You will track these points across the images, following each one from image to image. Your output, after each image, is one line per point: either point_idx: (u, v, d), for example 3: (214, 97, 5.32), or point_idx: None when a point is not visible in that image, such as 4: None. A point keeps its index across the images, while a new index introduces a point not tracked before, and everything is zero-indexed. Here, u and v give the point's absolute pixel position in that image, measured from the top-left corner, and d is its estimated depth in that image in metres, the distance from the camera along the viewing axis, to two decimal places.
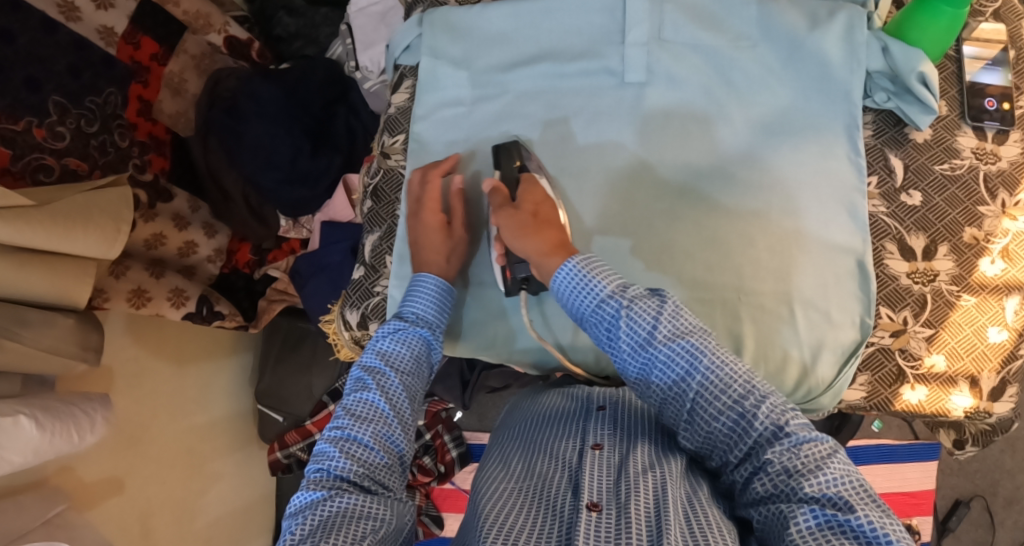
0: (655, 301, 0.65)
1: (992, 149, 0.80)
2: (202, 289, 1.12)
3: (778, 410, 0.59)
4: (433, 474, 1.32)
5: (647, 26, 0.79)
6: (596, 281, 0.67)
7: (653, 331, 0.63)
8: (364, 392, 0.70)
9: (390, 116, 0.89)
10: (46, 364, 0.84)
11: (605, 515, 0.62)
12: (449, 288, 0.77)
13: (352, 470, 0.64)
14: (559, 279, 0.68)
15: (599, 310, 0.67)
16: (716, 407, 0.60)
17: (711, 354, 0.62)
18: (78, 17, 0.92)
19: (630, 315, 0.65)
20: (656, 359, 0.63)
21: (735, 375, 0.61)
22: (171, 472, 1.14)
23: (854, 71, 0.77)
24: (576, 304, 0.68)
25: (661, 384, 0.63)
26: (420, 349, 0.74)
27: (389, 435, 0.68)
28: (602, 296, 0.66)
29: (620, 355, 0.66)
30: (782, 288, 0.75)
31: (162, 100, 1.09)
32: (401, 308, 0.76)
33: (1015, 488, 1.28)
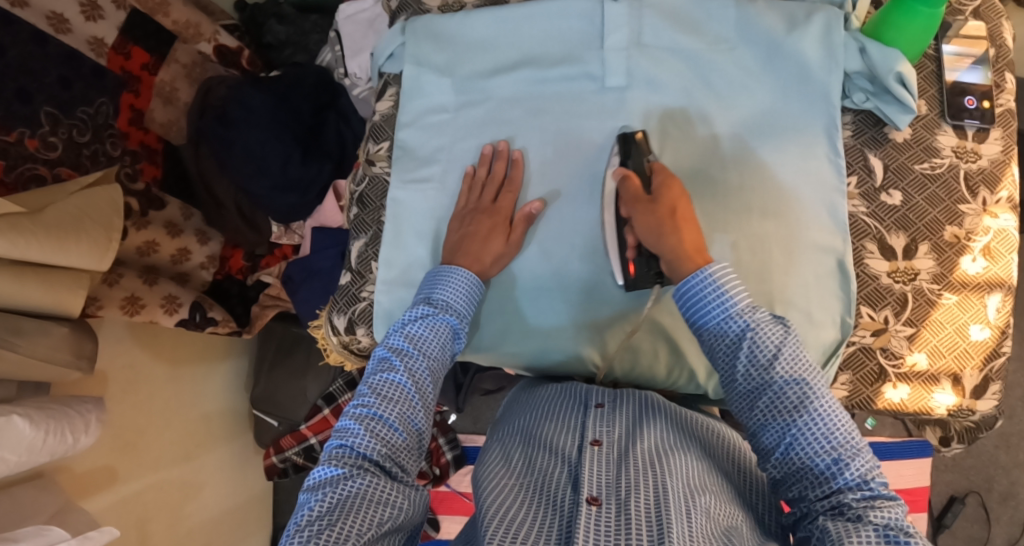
0: (781, 330, 0.61)
1: (973, 147, 0.80)
2: (195, 296, 1.13)
3: (869, 466, 0.57)
4: (428, 478, 1.30)
5: (627, 31, 0.80)
6: (730, 294, 0.63)
7: (773, 356, 0.60)
8: (390, 373, 0.68)
9: (374, 123, 0.90)
10: (40, 371, 0.85)
11: (605, 510, 0.64)
12: (475, 279, 0.74)
13: (376, 452, 0.64)
14: (689, 285, 0.64)
15: (723, 323, 0.63)
16: (816, 447, 0.57)
17: (824, 398, 0.59)
18: (68, 29, 0.94)
19: (754, 336, 0.61)
20: (770, 384, 0.60)
21: (842, 424, 0.58)
22: (167, 477, 1.15)
23: (832, 71, 0.77)
24: (701, 312, 0.64)
25: (767, 408, 0.60)
26: (446, 336, 0.72)
27: (412, 417, 0.68)
28: (730, 311, 0.63)
29: (730, 371, 0.62)
30: (764, 289, 0.75)
31: (154, 109, 1.10)
32: (428, 294, 0.74)
33: (1011, 484, 1.28)
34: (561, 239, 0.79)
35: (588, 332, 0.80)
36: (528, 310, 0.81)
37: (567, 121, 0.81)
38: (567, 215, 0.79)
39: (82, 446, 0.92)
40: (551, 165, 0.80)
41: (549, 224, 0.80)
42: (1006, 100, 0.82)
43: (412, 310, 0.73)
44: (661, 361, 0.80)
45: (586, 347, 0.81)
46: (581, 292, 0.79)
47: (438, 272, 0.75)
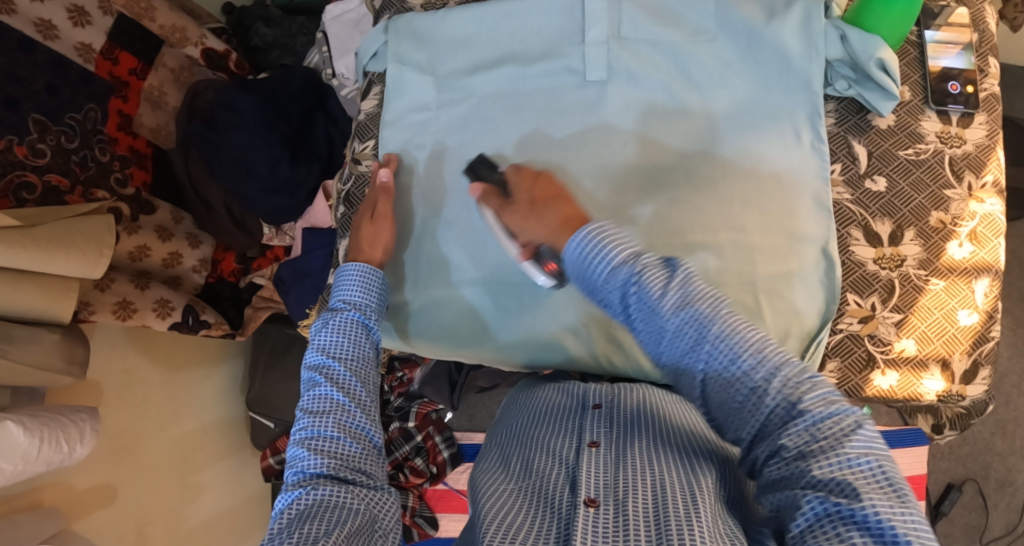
0: (666, 271, 0.60)
1: (957, 132, 0.80)
2: (188, 299, 1.14)
3: (791, 387, 0.54)
4: (425, 476, 1.31)
5: (606, 25, 0.80)
6: (604, 249, 0.61)
7: (660, 301, 0.59)
8: (318, 389, 0.72)
9: (360, 122, 0.91)
10: (31, 378, 0.86)
11: (602, 511, 0.64)
12: (369, 268, 0.77)
13: (326, 464, 0.67)
14: (569, 252, 0.63)
15: (607, 281, 0.62)
16: (728, 386, 0.57)
17: (722, 325, 0.57)
18: (56, 35, 0.94)
19: (639, 286, 0.60)
20: (665, 332, 0.59)
21: (745, 345, 0.56)
22: (165, 481, 1.16)
23: (813, 60, 0.77)
24: (585, 274, 0.63)
25: (674, 355, 0.59)
26: (357, 333, 0.75)
27: (353, 421, 0.70)
28: (612, 266, 0.61)
29: (630, 325, 0.62)
30: (747, 277, 0.75)
31: (142, 114, 1.11)
32: (332, 299, 0.77)
33: (1007, 471, 1.28)
34: None
35: (574, 329, 0.80)
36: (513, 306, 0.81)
37: (548, 117, 0.81)
38: None
39: (78, 456, 0.93)
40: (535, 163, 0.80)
41: None
42: (990, 85, 0.82)
43: (326, 318, 0.77)
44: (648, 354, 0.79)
45: (575, 345, 0.80)
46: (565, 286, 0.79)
47: (335, 279, 0.78)
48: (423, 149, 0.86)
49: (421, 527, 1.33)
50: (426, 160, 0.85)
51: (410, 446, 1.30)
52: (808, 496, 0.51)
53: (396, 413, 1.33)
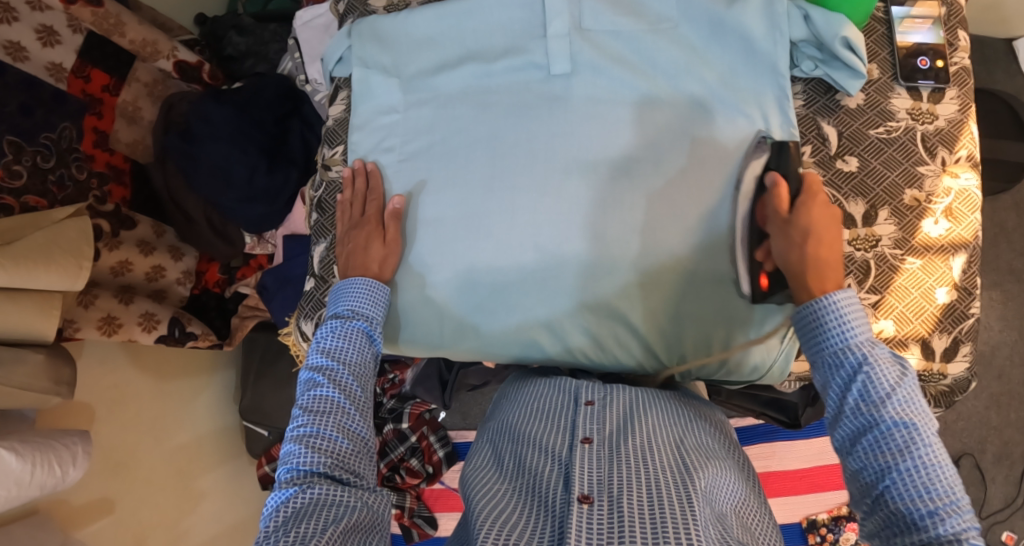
0: (897, 372, 0.62)
1: (928, 108, 0.79)
2: (173, 312, 1.15)
3: (964, 526, 0.56)
4: (421, 476, 1.33)
5: (568, 18, 0.80)
6: (851, 325, 0.63)
7: (885, 399, 0.60)
8: (318, 389, 0.72)
9: (328, 128, 0.93)
10: (20, 399, 0.87)
11: (596, 507, 0.63)
12: (377, 284, 0.78)
13: (323, 463, 0.68)
14: (804, 315, 0.65)
15: (839, 354, 0.64)
16: (913, 494, 0.58)
17: (932, 448, 0.59)
18: (26, 57, 0.94)
19: (868, 374, 0.62)
20: (877, 425, 0.60)
21: (946, 478, 0.58)
22: (162, 495, 1.17)
23: (777, 42, 0.77)
24: (817, 340, 0.65)
25: (871, 448, 0.61)
26: (363, 341, 0.76)
27: (351, 424, 0.72)
28: (850, 344, 0.63)
29: (839, 403, 0.63)
30: (718, 268, 0.75)
31: (118, 130, 1.11)
32: (339, 305, 0.77)
33: (1004, 444, 1.28)
34: (516, 232, 0.78)
35: (551, 326, 0.79)
36: (488, 306, 0.80)
37: (516, 113, 0.81)
38: (518, 209, 0.78)
39: (72, 480, 0.94)
40: (507, 160, 0.80)
41: (502, 216, 0.79)
42: (960, 58, 0.81)
43: (331, 323, 0.77)
44: (624, 347, 0.79)
45: (550, 341, 0.80)
46: (541, 283, 0.78)
47: (342, 286, 0.78)
48: (391, 151, 0.86)
49: (420, 528, 1.33)
50: (397, 160, 0.85)
51: (406, 447, 1.32)
52: None
53: (389, 415, 1.32)
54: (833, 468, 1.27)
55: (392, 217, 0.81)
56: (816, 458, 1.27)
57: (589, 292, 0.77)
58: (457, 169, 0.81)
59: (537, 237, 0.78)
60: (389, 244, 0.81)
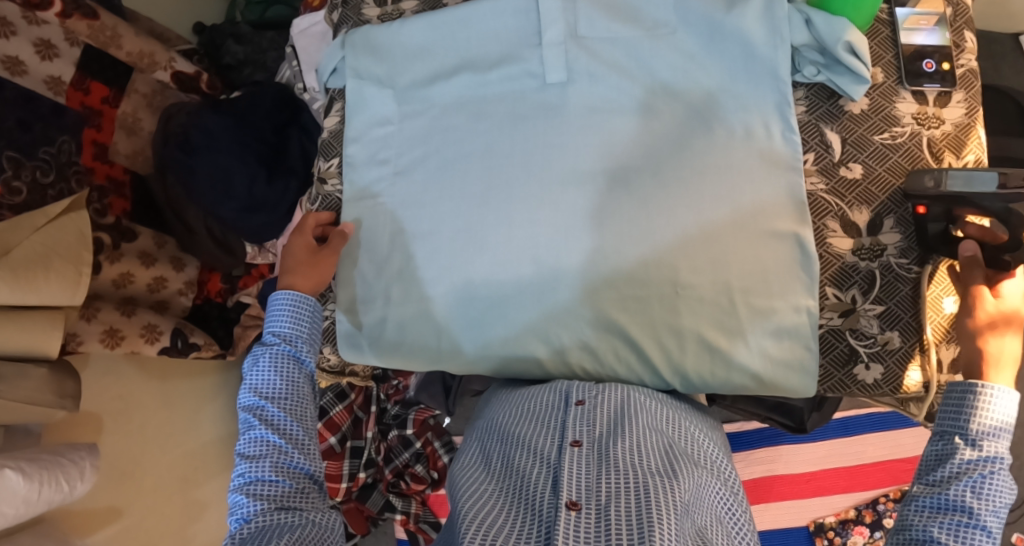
0: (1001, 490, 0.64)
1: (935, 112, 0.77)
2: (176, 323, 1.16)
3: None
4: (426, 482, 1.32)
5: (562, 26, 0.79)
6: (994, 428, 0.66)
7: (989, 507, 0.63)
8: (253, 432, 0.74)
9: (324, 140, 0.92)
10: (24, 413, 0.88)
11: (584, 514, 0.62)
12: (299, 296, 0.80)
13: (266, 506, 0.69)
14: (958, 389, 0.68)
15: (966, 440, 0.66)
16: None
17: None
18: (24, 71, 0.94)
19: (988, 477, 0.64)
20: (969, 517, 0.63)
21: None
22: (168, 503, 1.17)
23: (778, 47, 0.75)
24: (956, 418, 0.68)
25: (942, 527, 0.63)
26: (290, 367, 0.78)
27: (289, 460, 0.73)
28: (981, 438, 0.66)
29: (939, 477, 0.66)
30: (719, 278, 0.73)
31: (117, 142, 1.12)
32: (264, 332, 0.80)
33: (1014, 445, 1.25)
34: (514, 243, 0.77)
35: (550, 339, 0.78)
36: (484, 320, 0.79)
37: (512, 123, 0.79)
38: (515, 220, 0.77)
39: (80, 493, 0.96)
40: (503, 171, 0.79)
41: (499, 227, 0.78)
42: (968, 60, 0.78)
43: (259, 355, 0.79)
44: (623, 361, 0.77)
45: (546, 352, 0.79)
46: (538, 297, 0.77)
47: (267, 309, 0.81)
48: (388, 162, 0.85)
49: (425, 534, 1.32)
50: (392, 172, 0.85)
51: (410, 453, 1.32)
52: None
53: (394, 421, 1.34)
54: (839, 470, 1.25)
55: (336, 237, 0.84)
56: (823, 461, 1.26)
57: (588, 305, 0.76)
58: (452, 181, 0.81)
59: (533, 250, 0.77)
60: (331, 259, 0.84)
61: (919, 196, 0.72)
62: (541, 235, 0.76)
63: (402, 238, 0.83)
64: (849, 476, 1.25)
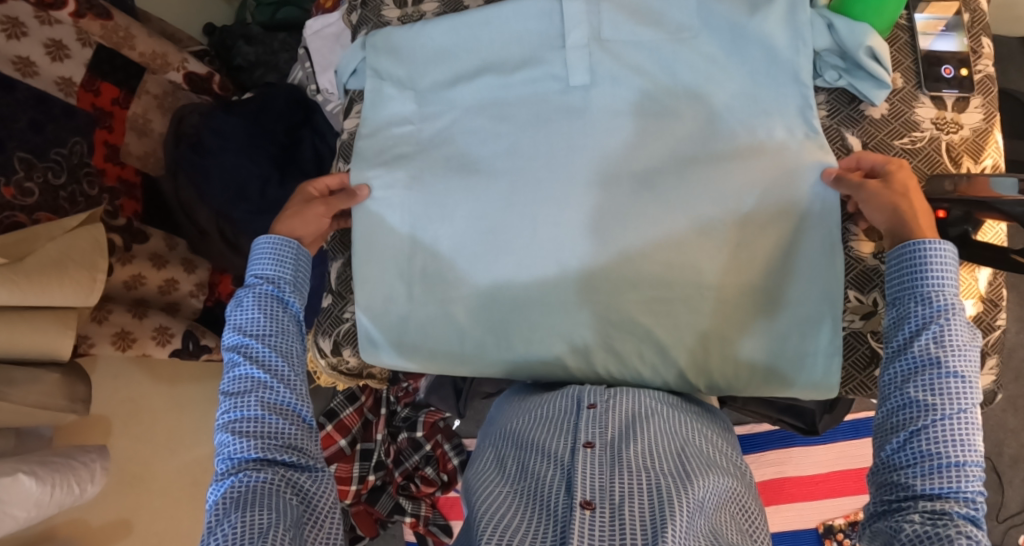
0: (966, 333, 0.63)
1: (953, 117, 0.78)
2: (187, 325, 1.15)
3: (976, 487, 0.59)
4: (436, 484, 1.31)
5: (586, 29, 0.79)
6: (948, 273, 0.63)
7: (957, 350, 0.61)
8: (238, 369, 0.72)
9: (343, 142, 0.92)
10: (35, 418, 0.87)
11: (598, 513, 0.63)
12: (280, 239, 0.76)
13: (253, 447, 0.68)
14: (909, 248, 0.64)
15: (926, 299, 0.63)
16: (946, 447, 0.59)
17: (970, 412, 0.61)
18: (35, 72, 0.93)
19: (949, 326, 0.62)
20: (938, 370, 0.61)
21: (971, 438, 0.60)
22: (177, 506, 1.17)
23: (799, 51, 0.75)
24: (911, 278, 0.64)
25: (920, 392, 0.61)
26: (274, 307, 0.75)
27: (276, 398, 0.71)
28: (941, 291, 0.63)
29: (906, 343, 0.63)
30: (742, 279, 0.74)
31: (129, 143, 1.10)
32: (246, 274, 0.77)
33: (1022, 447, 1.26)
34: (536, 245, 0.78)
35: (572, 341, 0.78)
36: (507, 322, 0.79)
37: (528, 127, 0.80)
38: (537, 221, 0.78)
39: (90, 496, 0.95)
40: (525, 175, 0.79)
41: (522, 230, 0.78)
42: (984, 66, 0.80)
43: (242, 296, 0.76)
44: (647, 363, 0.77)
45: (571, 356, 0.78)
46: (560, 299, 0.77)
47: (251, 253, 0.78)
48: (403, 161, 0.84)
49: (435, 536, 1.31)
50: (405, 176, 0.84)
51: (420, 456, 1.31)
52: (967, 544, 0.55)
53: (404, 423, 1.34)
54: (849, 472, 1.26)
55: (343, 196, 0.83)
56: (833, 464, 1.27)
57: (612, 310, 0.76)
58: (473, 183, 0.81)
59: (556, 253, 0.77)
60: (328, 215, 0.83)
61: (939, 200, 0.72)
62: (564, 238, 0.77)
63: (421, 240, 0.83)
64: (860, 479, 1.25)
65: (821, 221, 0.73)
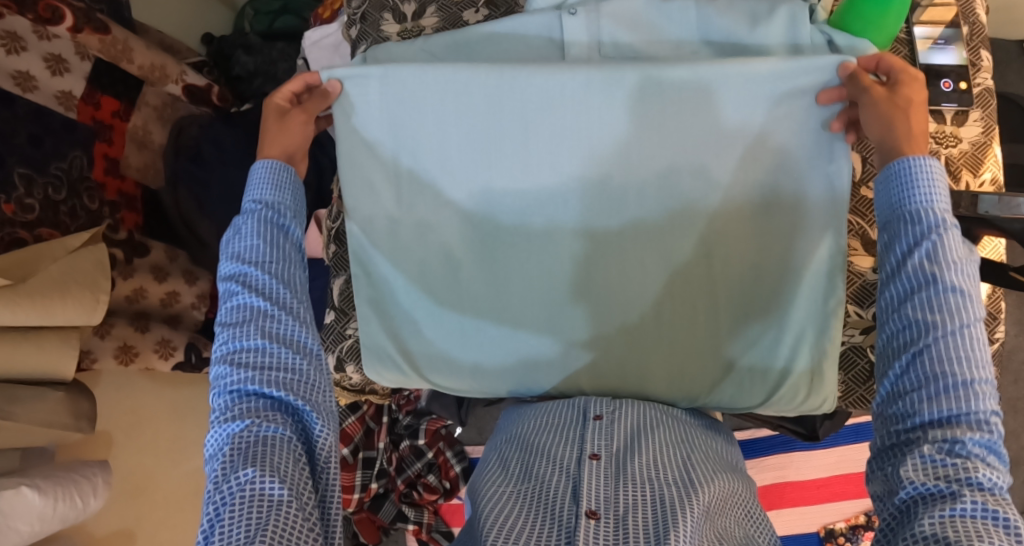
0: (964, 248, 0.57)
1: (952, 131, 0.79)
2: (189, 337, 1.15)
3: (987, 415, 0.52)
4: (438, 491, 1.31)
5: (587, 45, 0.79)
6: (933, 190, 0.58)
7: (953, 263, 0.55)
8: (236, 299, 0.63)
9: None
10: (40, 437, 0.87)
11: (603, 523, 0.62)
12: (277, 164, 0.69)
13: (261, 385, 0.60)
14: (896, 168, 0.60)
15: (913, 216, 0.58)
16: (944, 368, 0.53)
17: (974, 327, 0.54)
18: (35, 86, 0.93)
19: (940, 238, 0.56)
20: (932, 286, 0.55)
21: (976, 356, 0.53)
22: (180, 516, 1.17)
23: None
24: (899, 198, 0.60)
25: (915, 311, 0.56)
26: (275, 232, 0.66)
27: (282, 331, 0.63)
28: (928, 207, 0.58)
29: (896, 265, 0.58)
30: (743, 270, 0.76)
31: (128, 155, 1.10)
32: (241, 200, 0.68)
33: (1020, 449, 1.27)
34: (540, 245, 0.79)
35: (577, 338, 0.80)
36: (504, 341, 0.81)
37: (513, 125, 0.77)
38: (544, 217, 0.78)
39: (93, 509, 0.95)
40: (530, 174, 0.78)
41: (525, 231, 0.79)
42: (984, 79, 0.80)
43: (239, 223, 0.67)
44: (651, 359, 0.78)
45: (577, 354, 0.80)
46: (557, 313, 0.79)
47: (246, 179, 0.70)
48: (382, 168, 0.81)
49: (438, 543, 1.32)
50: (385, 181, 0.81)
51: (422, 464, 1.32)
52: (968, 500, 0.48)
53: (406, 431, 1.34)
54: (849, 477, 1.27)
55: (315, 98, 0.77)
56: (833, 468, 1.27)
57: (605, 323, 0.79)
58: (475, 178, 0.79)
59: (562, 250, 0.79)
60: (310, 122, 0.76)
61: None
62: (572, 236, 0.78)
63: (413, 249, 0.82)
64: (860, 482, 1.26)
65: (818, 220, 0.74)
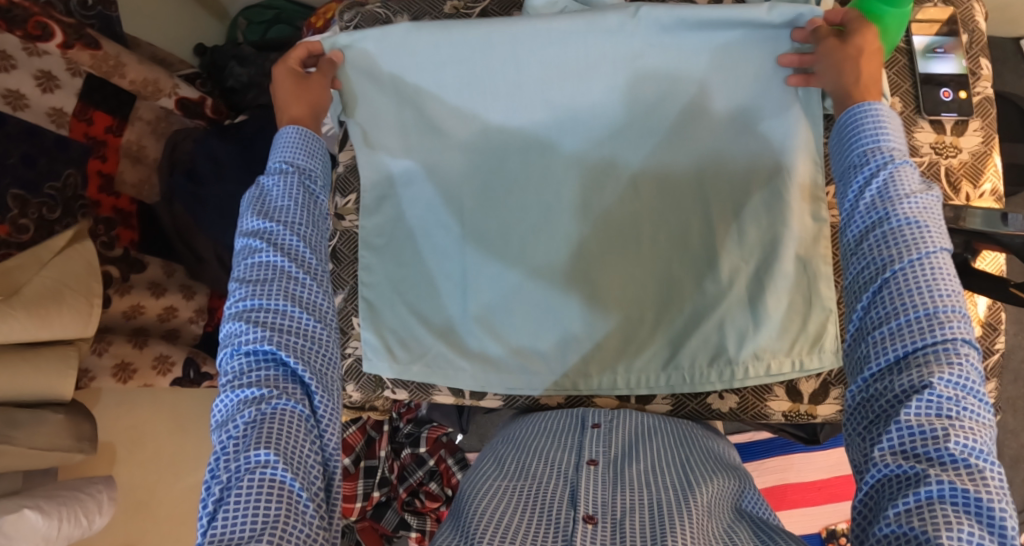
0: (923, 184, 0.57)
1: (952, 141, 0.78)
2: (188, 352, 1.14)
3: (963, 355, 0.50)
4: (440, 499, 1.31)
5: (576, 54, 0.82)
6: (884, 134, 0.60)
7: (904, 198, 0.56)
8: (259, 256, 0.63)
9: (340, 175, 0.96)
10: (41, 460, 0.87)
11: (600, 528, 0.61)
12: (308, 132, 0.71)
13: (276, 343, 0.60)
14: (848, 117, 0.62)
15: (864, 160, 0.60)
16: (904, 302, 0.52)
17: (938, 257, 0.53)
18: (25, 105, 0.93)
19: (893, 174, 0.57)
20: (887, 220, 0.55)
21: (944, 289, 0.52)
22: (184, 529, 1.17)
23: None
24: (854, 145, 0.61)
25: (874, 248, 0.56)
26: (305, 198, 0.68)
27: (301, 291, 0.63)
28: (879, 149, 0.59)
29: (853, 209, 0.59)
30: (724, 231, 0.81)
31: (123, 171, 1.10)
32: (268, 162, 0.70)
33: (1022, 447, 1.26)
34: (534, 213, 0.85)
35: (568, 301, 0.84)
36: (500, 329, 0.86)
37: (513, 102, 0.85)
38: (537, 186, 0.85)
39: (98, 526, 0.95)
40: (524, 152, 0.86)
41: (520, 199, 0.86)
42: (983, 88, 0.80)
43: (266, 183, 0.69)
44: (639, 321, 0.84)
45: (572, 321, 0.84)
46: (553, 287, 0.84)
47: (273, 143, 0.72)
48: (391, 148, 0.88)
49: None
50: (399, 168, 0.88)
51: (424, 472, 1.32)
52: (934, 480, 0.46)
53: (407, 439, 1.35)
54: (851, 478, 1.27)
55: (326, 64, 0.83)
56: (834, 469, 1.28)
57: (597, 289, 0.84)
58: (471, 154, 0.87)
59: (558, 216, 0.85)
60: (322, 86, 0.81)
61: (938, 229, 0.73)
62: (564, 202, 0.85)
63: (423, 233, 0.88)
64: None
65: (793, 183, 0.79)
